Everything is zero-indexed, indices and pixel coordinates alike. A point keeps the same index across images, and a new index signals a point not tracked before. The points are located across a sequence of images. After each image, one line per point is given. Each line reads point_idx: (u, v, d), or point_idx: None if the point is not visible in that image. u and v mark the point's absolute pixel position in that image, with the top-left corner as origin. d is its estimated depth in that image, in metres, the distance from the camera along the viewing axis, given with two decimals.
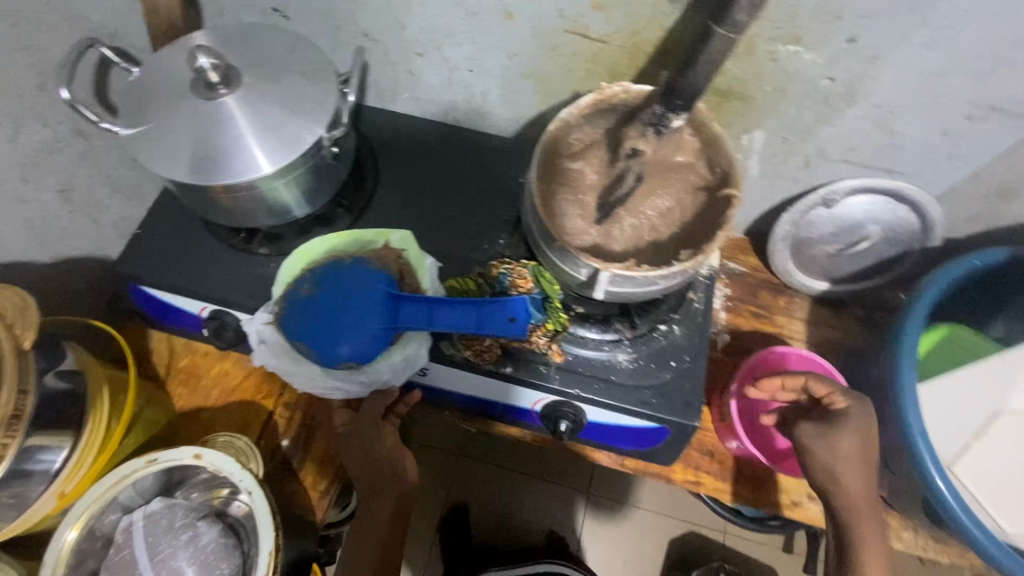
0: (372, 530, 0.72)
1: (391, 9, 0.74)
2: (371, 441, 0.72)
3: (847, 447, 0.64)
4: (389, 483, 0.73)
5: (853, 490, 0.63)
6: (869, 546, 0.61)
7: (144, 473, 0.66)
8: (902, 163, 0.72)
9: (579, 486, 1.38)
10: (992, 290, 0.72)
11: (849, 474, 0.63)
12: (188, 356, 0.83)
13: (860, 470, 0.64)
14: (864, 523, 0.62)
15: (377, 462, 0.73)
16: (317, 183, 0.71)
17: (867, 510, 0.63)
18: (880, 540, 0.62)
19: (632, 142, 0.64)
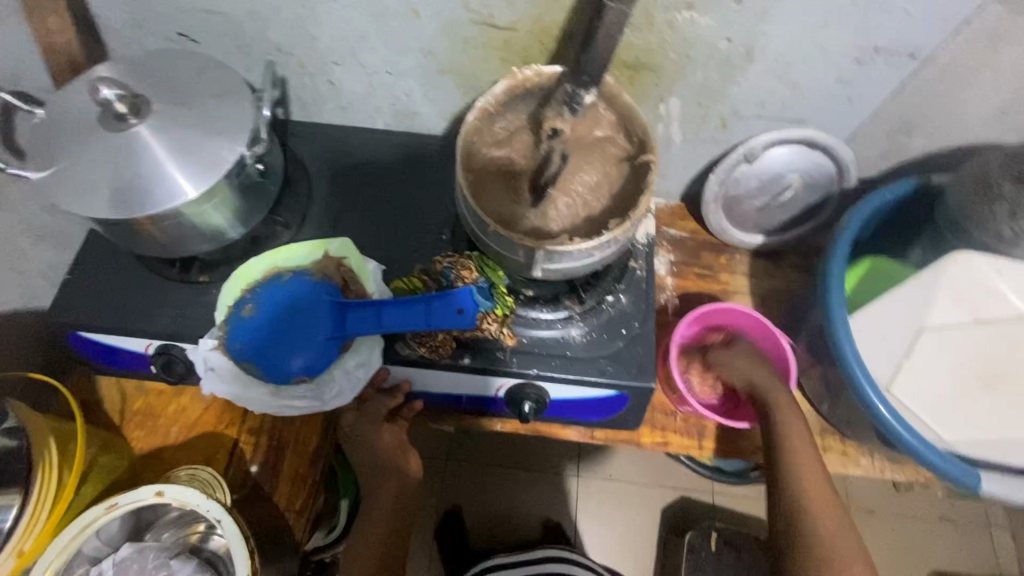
0: (372, 533, 0.71)
1: (299, 20, 0.74)
2: (372, 439, 0.74)
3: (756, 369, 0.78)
4: (392, 483, 0.74)
5: (772, 397, 0.74)
6: (795, 441, 0.71)
7: (106, 520, 0.64)
8: (808, 112, 0.76)
9: (566, 471, 1.40)
10: (902, 219, 0.78)
11: (761, 388, 0.76)
12: (142, 397, 0.81)
13: (771, 383, 0.76)
14: (789, 421, 0.72)
15: (380, 460, 0.74)
16: (247, 202, 0.71)
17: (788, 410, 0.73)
18: (803, 434, 0.72)
19: (550, 122, 0.67)
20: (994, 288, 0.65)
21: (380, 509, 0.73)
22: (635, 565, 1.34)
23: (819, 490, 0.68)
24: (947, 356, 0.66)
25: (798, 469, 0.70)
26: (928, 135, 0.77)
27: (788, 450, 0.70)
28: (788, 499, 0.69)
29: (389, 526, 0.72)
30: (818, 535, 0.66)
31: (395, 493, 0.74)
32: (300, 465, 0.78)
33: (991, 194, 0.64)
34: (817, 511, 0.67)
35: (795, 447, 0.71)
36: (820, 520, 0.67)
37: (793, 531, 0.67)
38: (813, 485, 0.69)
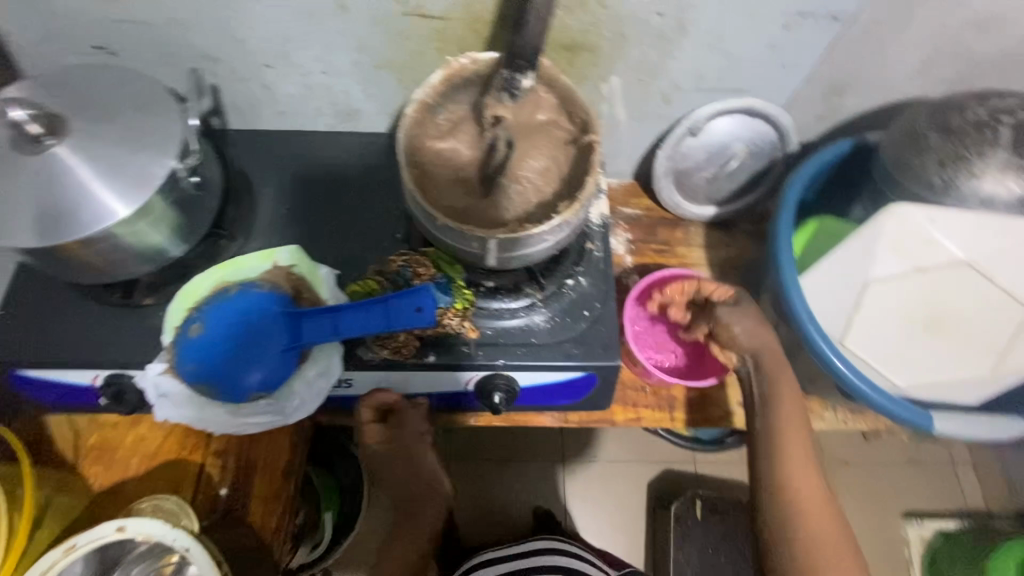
0: (411, 535, 0.81)
1: (222, 23, 0.70)
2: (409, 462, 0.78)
3: (774, 362, 0.72)
4: (427, 493, 0.81)
5: (784, 401, 0.70)
6: (794, 448, 0.69)
7: (65, 564, 0.61)
8: (745, 81, 0.77)
9: (550, 457, 1.41)
10: (841, 177, 0.80)
11: (772, 376, 0.72)
12: (96, 432, 0.78)
13: (787, 384, 0.72)
14: (790, 427, 0.69)
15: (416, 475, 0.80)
16: (186, 217, 0.68)
17: (794, 416, 0.70)
18: (802, 442, 0.69)
19: (492, 110, 0.67)
20: (933, 237, 0.68)
21: (417, 513, 0.81)
22: (626, 542, 1.36)
23: (816, 499, 0.67)
24: (892, 308, 0.69)
25: (796, 479, 0.68)
26: (859, 95, 0.79)
27: (787, 458, 0.68)
28: (776, 494, 0.68)
29: (422, 530, 0.81)
30: (805, 533, 0.65)
31: (430, 500, 0.82)
32: (272, 482, 0.75)
33: (919, 144, 0.66)
34: (813, 521, 0.66)
35: (793, 455, 0.68)
36: (814, 532, 0.65)
37: (782, 540, 0.66)
38: (793, 439, 0.69)
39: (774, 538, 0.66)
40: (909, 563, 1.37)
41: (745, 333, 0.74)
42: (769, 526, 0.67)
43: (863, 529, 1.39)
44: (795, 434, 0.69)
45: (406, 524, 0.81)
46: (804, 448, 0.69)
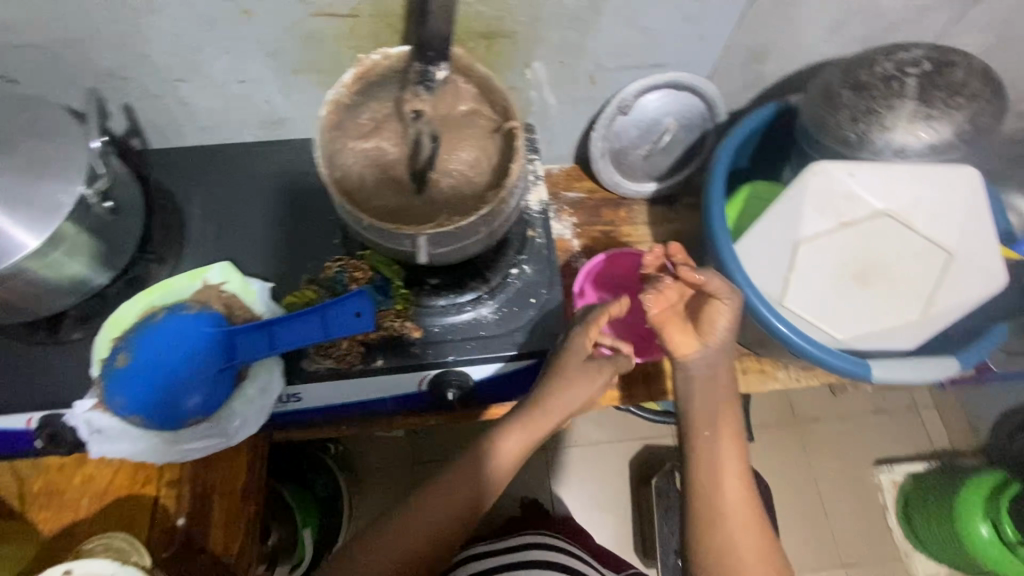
0: (428, 523, 0.65)
1: (120, 39, 0.67)
2: (570, 394, 0.67)
3: (722, 359, 0.69)
4: (480, 476, 0.67)
5: (721, 410, 0.68)
6: (728, 453, 0.66)
7: None
8: (667, 56, 0.77)
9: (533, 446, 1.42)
10: (765, 139, 0.83)
11: (719, 373, 0.69)
12: (40, 476, 0.74)
13: (724, 376, 0.70)
14: (725, 432, 0.67)
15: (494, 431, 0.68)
16: (106, 243, 0.65)
17: (728, 424, 0.68)
18: (737, 453, 0.67)
19: (410, 104, 0.66)
20: (852, 191, 0.70)
21: (455, 497, 0.66)
22: (614, 521, 1.37)
23: (746, 512, 0.64)
24: (825, 265, 0.71)
25: (727, 492, 0.65)
26: (779, 60, 0.80)
27: (721, 471, 0.66)
28: (704, 489, 0.65)
29: (448, 522, 0.66)
30: (727, 523, 0.64)
31: (475, 487, 0.67)
32: (231, 505, 0.73)
33: (834, 102, 0.67)
34: (739, 537, 0.63)
35: (727, 467, 0.66)
36: (740, 545, 0.63)
37: (705, 538, 0.64)
38: (725, 432, 0.67)
39: (699, 529, 0.64)
40: (885, 509, 1.42)
41: (728, 323, 0.67)
42: (695, 519, 0.65)
43: (838, 481, 1.44)
44: (730, 445, 0.67)
45: (432, 509, 0.66)
46: (737, 458, 0.66)
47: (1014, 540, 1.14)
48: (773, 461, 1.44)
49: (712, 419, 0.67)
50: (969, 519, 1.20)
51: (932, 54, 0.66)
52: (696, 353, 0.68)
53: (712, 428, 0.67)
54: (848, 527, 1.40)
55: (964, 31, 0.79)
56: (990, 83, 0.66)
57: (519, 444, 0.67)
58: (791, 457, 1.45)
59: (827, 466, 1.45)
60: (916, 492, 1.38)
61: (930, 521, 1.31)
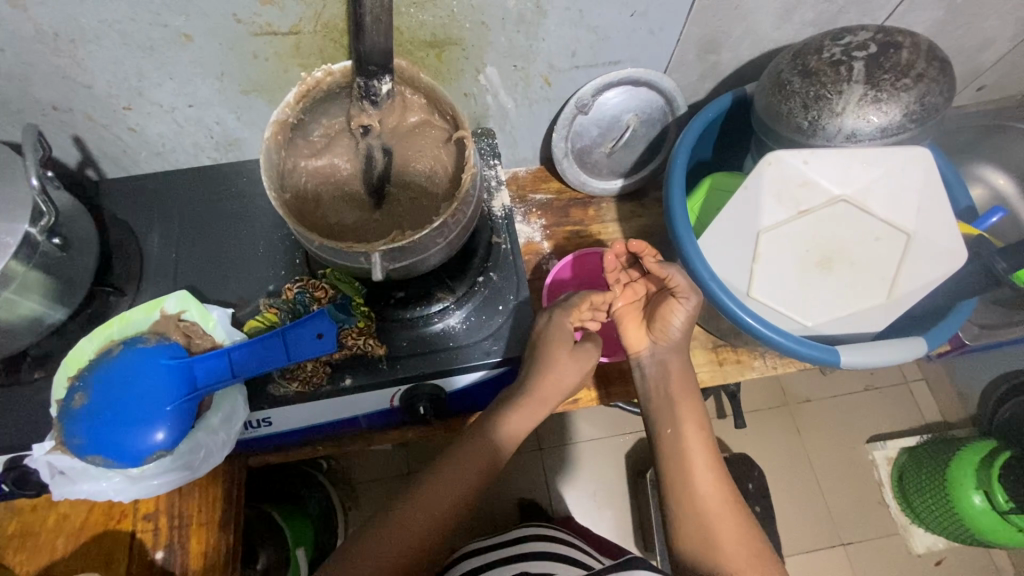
0: (414, 528, 0.64)
1: (58, 72, 0.65)
2: (562, 374, 0.70)
3: (675, 354, 0.72)
4: (465, 479, 0.66)
5: (682, 411, 0.70)
6: (698, 449, 0.67)
7: None
8: (621, 53, 0.77)
9: (530, 448, 1.41)
10: (725, 126, 0.84)
11: (671, 367, 0.72)
12: (16, 517, 0.72)
13: (684, 380, 0.71)
14: (690, 430, 0.69)
15: (478, 429, 0.69)
16: (60, 279, 0.64)
17: (693, 423, 0.69)
18: (707, 451, 0.68)
19: (357, 120, 0.64)
20: (807, 178, 0.69)
21: (438, 501, 0.65)
22: (613, 518, 1.36)
23: (721, 504, 0.65)
24: (787, 253, 0.71)
25: (699, 490, 0.66)
26: (733, 50, 0.80)
27: (692, 470, 0.66)
28: (677, 484, 0.67)
29: (435, 527, 0.64)
30: (702, 516, 0.65)
31: (463, 484, 0.66)
32: (208, 534, 0.71)
33: (785, 91, 0.69)
34: (720, 531, 0.63)
35: (697, 466, 0.67)
36: (721, 539, 0.63)
37: (684, 533, 0.65)
38: (692, 428, 0.69)
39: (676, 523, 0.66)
40: (880, 484, 1.43)
41: (682, 321, 0.70)
42: (672, 514, 0.67)
43: (833, 460, 1.44)
44: (697, 440, 0.68)
45: (417, 514, 0.64)
46: (705, 452, 0.68)
47: (1005, 508, 1.14)
48: (766, 446, 1.44)
49: (677, 416, 0.69)
50: (961, 489, 1.20)
51: (878, 36, 0.66)
52: (648, 350, 0.73)
53: (677, 429, 0.69)
54: (847, 506, 1.41)
55: (914, 9, 0.79)
56: (936, 61, 0.66)
57: (509, 437, 0.68)
58: (783, 439, 1.45)
59: (820, 446, 1.45)
60: (909, 466, 1.37)
61: (925, 495, 1.30)
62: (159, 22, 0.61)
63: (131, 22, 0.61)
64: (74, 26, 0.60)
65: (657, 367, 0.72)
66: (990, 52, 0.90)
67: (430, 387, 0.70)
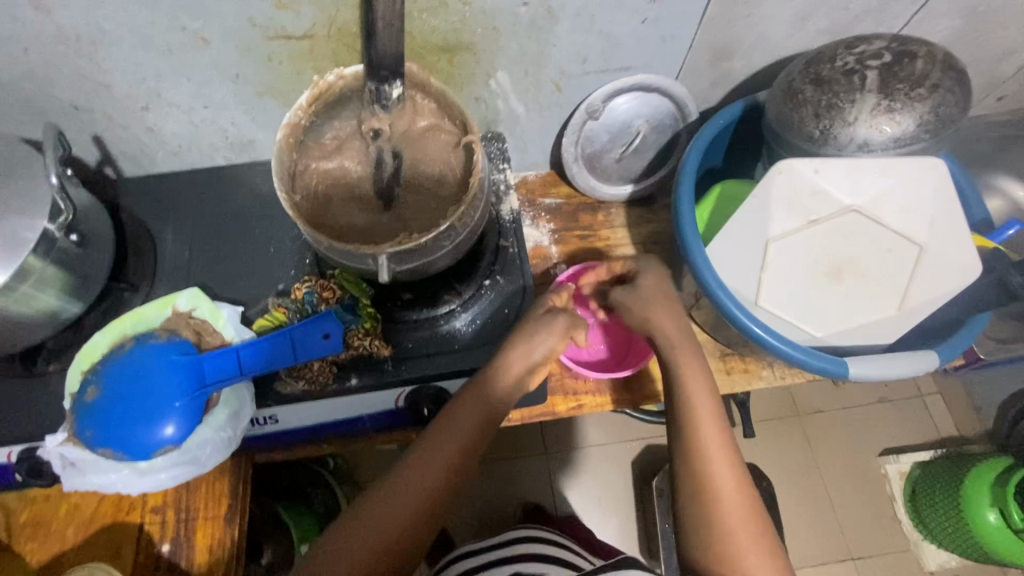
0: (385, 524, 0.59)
1: (80, 72, 0.67)
2: (530, 344, 0.66)
3: (682, 343, 0.70)
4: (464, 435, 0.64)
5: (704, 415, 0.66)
6: (702, 401, 0.67)
7: None
8: (632, 59, 0.77)
9: (536, 451, 1.41)
10: (737, 132, 0.84)
11: (666, 330, 0.71)
12: (28, 506, 0.73)
13: (683, 341, 0.71)
14: (694, 381, 0.68)
15: (473, 388, 0.65)
16: (77, 275, 0.66)
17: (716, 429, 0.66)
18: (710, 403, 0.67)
19: (368, 123, 0.67)
20: (818, 188, 0.69)
21: (439, 459, 0.63)
22: (619, 524, 1.36)
23: (724, 456, 0.64)
24: (798, 261, 0.70)
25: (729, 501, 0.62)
26: (746, 58, 0.79)
27: (698, 422, 0.66)
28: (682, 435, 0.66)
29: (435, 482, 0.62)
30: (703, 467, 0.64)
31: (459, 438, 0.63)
32: (213, 528, 0.72)
33: (797, 99, 0.68)
34: (721, 488, 0.63)
35: (702, 415, 0.66)
36: (724, 492, 0.62)
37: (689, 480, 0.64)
38: (696, 382, 0.68)
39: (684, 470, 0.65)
40: (893, 499, 1.40)
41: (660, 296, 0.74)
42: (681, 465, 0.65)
43: (843, 472, 1.42)
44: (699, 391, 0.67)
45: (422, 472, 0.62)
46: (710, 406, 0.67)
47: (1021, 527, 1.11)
48: (775, 456, 1.42)
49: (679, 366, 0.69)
50: (976, 506, 1.17)
51: (893, 45, 0.66)
52: (656, 321, 0.72)
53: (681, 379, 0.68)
54: (856, 518, 1.38)
55: (933, 17, 0.78)
56: (952, 71, 0.66)
57: (500, 394, 0.65)
58: (793, 450, 1.43)
59: (831, 458, 1.43)
60: (922, 482, 1.35)
61: (938, 512, 1.28)
62: (177, 25, 0.63)
63: (150, 25, 0.62)
64: (95, 28, 0.62)
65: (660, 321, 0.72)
66: (1010, 63, 0.88)
67: (433, 388, 0.70)
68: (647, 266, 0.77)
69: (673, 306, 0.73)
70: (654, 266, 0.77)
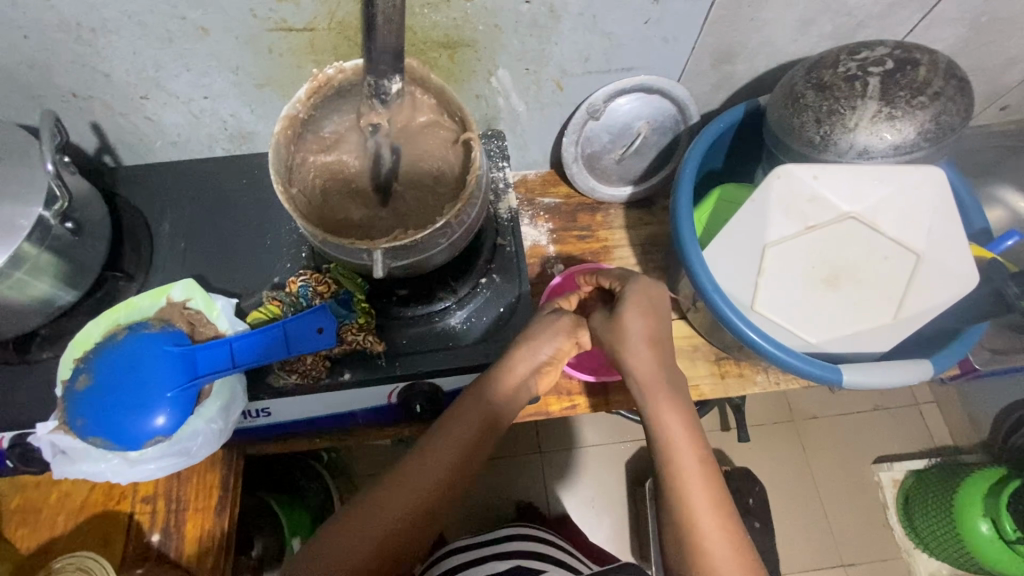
0: (355, 553, 0.58)
1: (80, 60, 0.67)
2: (536, 347, 0.65)
3: (659, 378, 0.64)
4: (440, 460, 0.62)
5: (687, 471, 0.60)
6: (680, 436, 0.62)
7: None
8: (634, 60, 0.76)
9: (530, 450, 1.41)
10: (737, 136, 0.84)
11: (642, 368, 0.64)
12: (18, 493, 0.73)
13: (664, 378, 0.64)
14: (672, 415, 0.63)
15: (457, 411, 0.64)
16: (72, 263, 0.65)
17: (701, 486, 0.60)
18: (691, 437, 0.62)
19: (368, 118, 0.65)
20: (816, 194, 0.69)
21: (414, 486, 0.61)
22: (611, 524, 1.36)
23: (706, 495, 0.60)
24: (796, 266, 0.70)
25: (719, 567, 0.56)
26: (748, 61, 0.79)
27: (678, 458, 0.61)
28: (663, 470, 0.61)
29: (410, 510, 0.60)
30: (685, 507, 0.59)
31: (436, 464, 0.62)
32: (203, 520, 0.72)
33: (798, 104, 0.68)
34: (704, 530, 0.58)
35: (682, 450, 0.61)
36: (706, 534, 0.58)
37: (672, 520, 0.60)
38: (675, 415, 0.63)
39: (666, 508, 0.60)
40: (886, 507, 1.40)
41: (642, 328, 0.64)
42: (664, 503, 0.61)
43: (836, 479, 1.42)
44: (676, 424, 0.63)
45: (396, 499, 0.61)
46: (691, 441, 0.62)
47: (1013, 537, 1.10)
48: (769, 461, 1.42)
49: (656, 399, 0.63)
50: (968, 515, 1.17)
51: (896, 52, 0.66)
52: (629, 358, 0.64)
53: (656, 416, 0.63)
54: (849, 526, 1.38)
55: (937, 26, 0.77)
56: (955, 80, 0.65)
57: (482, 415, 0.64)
58: (787, 456, 1.43)
59: (824, 464, 1.43)
60: (918, 487, 1.34)
61: (931, 521, 1.27)
62: (177, 15, 0.62)
63: (150, 15, 0.62)
64: (95, 16, 0.61)
65: (635, 357, 0.64)
66: (1013, 73, 0.88)
67: (426, 384, 0.70)
68: (636, 283, 0.67)
69: (654, 341, 0.65)
70: (640, 290, 0.66)
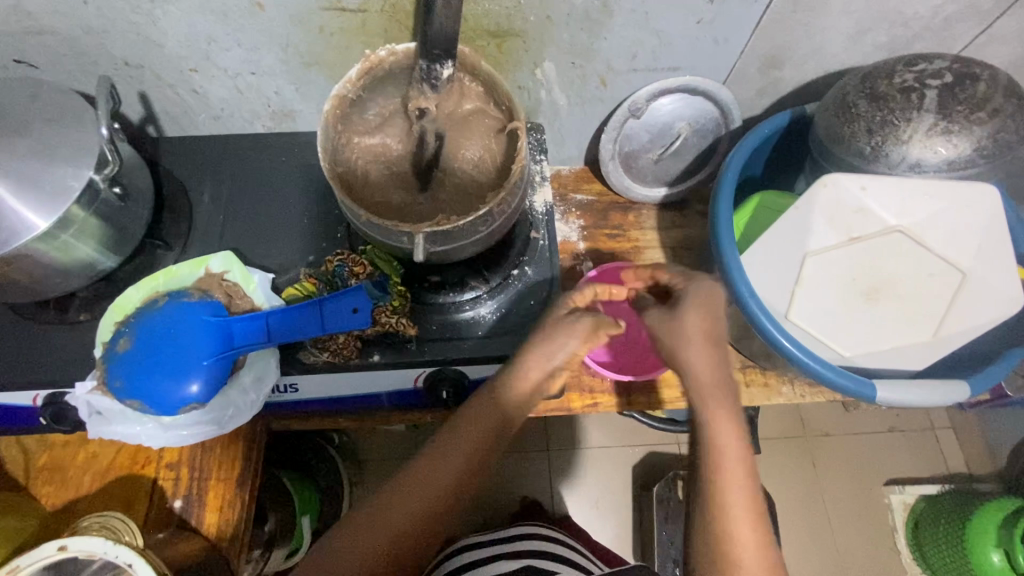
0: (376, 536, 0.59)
1: (135, 29, 0.68)
2: (550, 349, 0.64)
3: (714, 380, 0.62)
4: (466, 451, 0.62)
5: (730, 484, 0.58)
6: (729, 443, 0.59)
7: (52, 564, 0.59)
8: (681, 60, 0.76)
9: (539, 448, 1.41)
10: (779, 143, 0.82)
11: (697, 366, 0.62)
12: (47, 451, 0.75)
13: (723, 380, 0.61)
14: (724, 419, 0.60)
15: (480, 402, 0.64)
16: (116, 228, 0.67)
17: (743, 498, 0.57)
18: (739, 446, 0.59)
19: (415, 102, 0.66)
20: (863, 206, 0.68)
21: (437, 476, 0.61)
22: (615, 526, 1.36)
23: (745, 507, 0.57)
24: (835, 277, 0.69)
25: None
26: (797, 68, 0.78)
27: (722, 463, 0.58)
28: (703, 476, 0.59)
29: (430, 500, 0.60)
30: (722, 516, 0.56)
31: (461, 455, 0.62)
32: (224, 490, 0.73)
33: (851, 113, 0.67)
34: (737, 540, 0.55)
35: (728, 457, 0.58)
36: (739, 546, 0.55)
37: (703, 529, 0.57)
38: (727, 422, 0.60)
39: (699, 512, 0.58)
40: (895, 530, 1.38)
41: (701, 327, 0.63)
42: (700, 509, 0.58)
43: (846, 498, 1.40)
44: (728, 430, 0.59)
45: (421, 487, 0.61)
46: (741, 450, 0.59)
47: None
48: (779, 474, 1.41)
49: (708, 402, 0.61)
50: (979, 545, 1.15)
51: (955, 66, 0.65)
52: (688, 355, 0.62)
53: (708, 418, 0.60)
54: (857, 546, 1.37)
55: (995, 43, 0.76)
56: (1014, 97, 0.64)
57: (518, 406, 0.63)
58: (798, 471, 1.42)
59: (835, 481, 1.41)
60: (927, 514, 1.33)
61: (941, 547, 1.26)
62: None
63: None
64: None
65: (692, 354, 0.62)
66: None
67: (452, 370, 0.70)
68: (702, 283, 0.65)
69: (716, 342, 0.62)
70: (705, 291, 0.64)
